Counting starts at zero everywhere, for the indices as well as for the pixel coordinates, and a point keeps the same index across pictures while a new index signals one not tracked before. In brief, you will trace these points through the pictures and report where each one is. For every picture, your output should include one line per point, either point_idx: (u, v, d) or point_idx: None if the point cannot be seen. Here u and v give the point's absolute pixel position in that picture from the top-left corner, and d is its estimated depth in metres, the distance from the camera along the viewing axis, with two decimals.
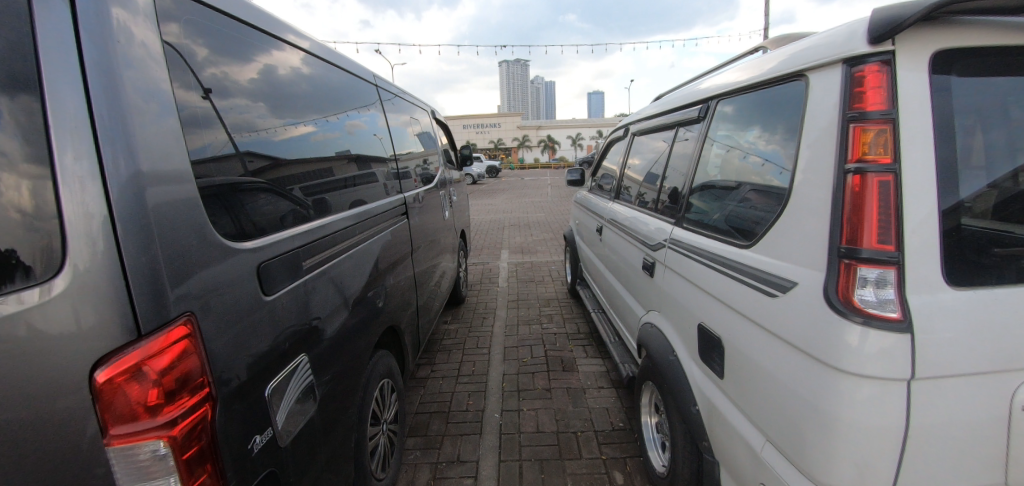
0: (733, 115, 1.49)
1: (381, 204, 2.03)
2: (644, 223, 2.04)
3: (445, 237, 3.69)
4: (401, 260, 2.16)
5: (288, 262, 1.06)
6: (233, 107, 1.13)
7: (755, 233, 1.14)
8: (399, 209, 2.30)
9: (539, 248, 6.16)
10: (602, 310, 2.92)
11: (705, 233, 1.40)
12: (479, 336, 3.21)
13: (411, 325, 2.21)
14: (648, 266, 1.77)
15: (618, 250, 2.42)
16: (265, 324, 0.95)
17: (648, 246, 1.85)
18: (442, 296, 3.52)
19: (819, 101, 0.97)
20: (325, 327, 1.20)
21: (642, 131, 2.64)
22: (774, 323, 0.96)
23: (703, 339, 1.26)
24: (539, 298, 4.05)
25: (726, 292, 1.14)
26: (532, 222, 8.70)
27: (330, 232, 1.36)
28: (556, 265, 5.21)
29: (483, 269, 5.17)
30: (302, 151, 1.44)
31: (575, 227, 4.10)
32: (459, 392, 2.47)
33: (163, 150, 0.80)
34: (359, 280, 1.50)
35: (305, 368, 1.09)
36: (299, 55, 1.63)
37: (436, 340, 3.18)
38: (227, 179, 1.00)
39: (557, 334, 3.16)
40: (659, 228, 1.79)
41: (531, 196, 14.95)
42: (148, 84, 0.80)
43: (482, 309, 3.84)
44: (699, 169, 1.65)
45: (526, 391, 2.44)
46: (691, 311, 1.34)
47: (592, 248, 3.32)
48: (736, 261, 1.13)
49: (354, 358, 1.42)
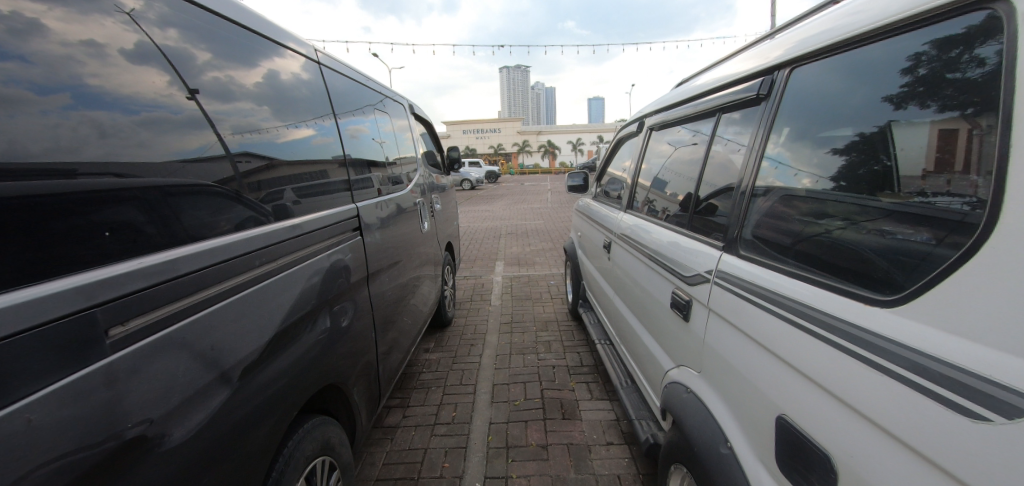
0: (816, 88, 1.00)
1: (329, 215, 1.56)
2: (664, 241, 1.58)
3: (428, 249, 3.33)
4: (356, 289, 1.70)
5: (65, 332, 0.63)
6: (234, 109, 1.22)
7: (883, 281, 0.74)
8: (355, 224, 1.83)
9: (537, 260, 5.69)
10: (611, 342, 2.47)
11: (778, 268, 0.99)
12: (464, 370, 2.73)
13: (369, 371, 1.76)
14: (677, 304, 1.33)
15: (631, 278, 1.95)
16: (65, 403, 0.62)
17: (673, 280, 1.41)
18: (422, 319, 3.09)
19: (927, 79, 0.75)
20: (206, 396, 0.86)
21: (647, 135, 2.32)
22: (957, 461, 0.55)
23: (783, 434, 0.86)
24: (536, 320, 3.57)
25: (843, 379, 0.73)
26: (530, 231, 8.19)
27: (210, 265, 0.93)
28: (555, 280, 4.71)
29: (473, 284, 4.72)
30: (303, 152, 1.55)
31: (580, 240, 3.47)
32: (434, 449, 1.99)
33: (63, 146, 0.76)
34: (264, 327, 1.06)
35: (162, 455, 0.76)
36: (299, 61, 1.68)
37: (413, 375, 2.71)
38: (159, 181, 0.91)
39: (557, 367, 2.69)
40: (691, 251, 1.34)
41: (530, 203, 14.45)
42: (47, 78, 0.77)
43: (470, 333, 3.35)
44: (754, 175, 1.18)
45: (517, 448, 1.97)
46: (763, 392, 0.92)
47: (597, 264, 2.86)
48: (861, 331, 0.72)
49: (281, 414, 1.10)
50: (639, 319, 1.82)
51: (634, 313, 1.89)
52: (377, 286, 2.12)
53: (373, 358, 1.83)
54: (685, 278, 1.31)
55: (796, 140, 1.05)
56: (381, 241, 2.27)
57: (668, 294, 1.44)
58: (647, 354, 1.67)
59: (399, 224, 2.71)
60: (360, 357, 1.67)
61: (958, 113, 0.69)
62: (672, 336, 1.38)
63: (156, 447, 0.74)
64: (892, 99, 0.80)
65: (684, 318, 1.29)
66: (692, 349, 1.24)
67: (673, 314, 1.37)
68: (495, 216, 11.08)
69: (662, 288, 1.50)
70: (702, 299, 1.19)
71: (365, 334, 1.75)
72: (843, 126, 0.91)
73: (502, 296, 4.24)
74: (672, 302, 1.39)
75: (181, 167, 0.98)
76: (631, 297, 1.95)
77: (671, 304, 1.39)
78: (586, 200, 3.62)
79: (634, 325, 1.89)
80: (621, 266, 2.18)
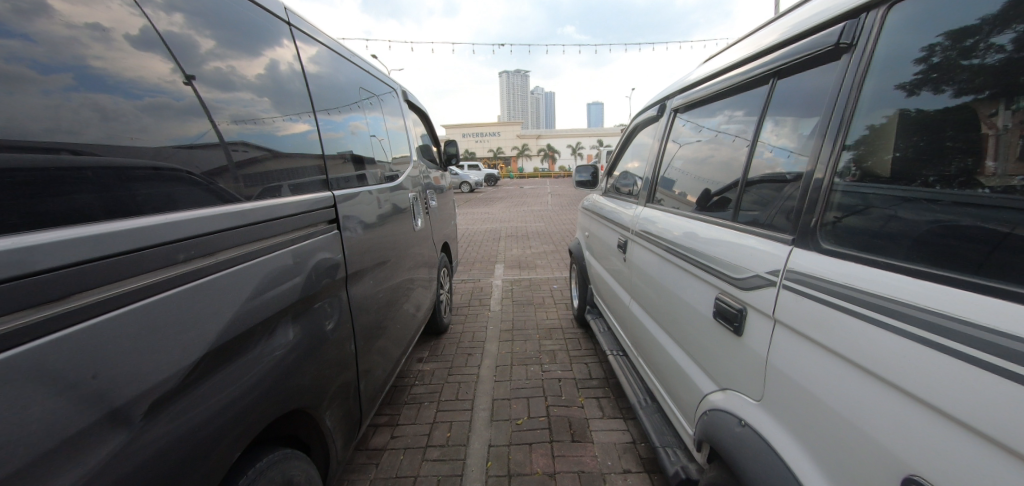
0: (890, 52, 1.05)
1: (292, 203, 1.52)
2: (709, 242, 1.58)
3: (423, 248, 3.18)
4: (316, 298, 1.57)
5: (15, 290, 0.71)
6: (234, 99, 1.47)
7: (962, 262, 0.86)
8: (326, 217, 1.76)
9: (539, 263, 5.44)
10: (629, 353, 2.30)
11: (890, 261, 0.98)
12: (459, 383, 2.48)
13: (333, 382, 1.61)
14: (735, 313, 1.35)
15: (662, 285, 1.91)
16: None
17: (724, 287, 1.42)
18: (415, 328, 2.97)
19: (943, 66, 0.95)
20: (145, 371, 0.90)
21: (663, 137, 2.52)
22: None
23: (883, 454, 0.86)
24: (538, 327, 3.31)
25: (988, 416, 0.70)
26: (532, 233, 7.92)
27: (107, 263, 0.85)
28: (559, 284, 4.46)
29: (471, 288, 4.49)
30: (303, 145, 1.85)
31: (586, 240, 3.45)
32: (425, 477, 1.74)
33: (64, 127, 0.95)
34: (184, 332, 1.00)
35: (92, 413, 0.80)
36: (301, 53, 1.99)
37: (402, 389, 2.47)
38: (127, 162, 1.06)
39: (563, 380, 2.44)
40: (747, 255, 1.35)
41: (532, 207, 14.15)
42: (49, 58, 0.95)
43: (468, 341, 3.11)
44: (834, 158, 1.19)
45: (519, 477, 1.71)
46: (878, 439, 0.87)
47: (612, 271, 2.73)
48: (999, 343, 0.70)
49: (238, 387, 1.14)
50: (671, 332, 1.81)
51: (664, 325, 1.87)
52: (351, 289, 1.86)
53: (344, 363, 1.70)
54: (742, 284, 1.33)
55: (858, 117, 1.13)
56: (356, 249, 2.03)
57: (718, 299, 1.44)
58: (688, 369, 1.65)
59: (393, 220, 2.63)
60: (329, 361, 1.60)
61: (976, 96, 0.90)
62: (727, 358, 1.39)
63: (71, 417, 0.77)
64: (905, 86, 1.01)
65: (740, 330, 1.32)
66: (762, 373, 1.23)
67: (727, 320, 1.38)
68: (497, 219, 10.82)
69: (709, 295, 1.51)
70: (762, 308, 1.22)
71: (330, 348, 1.60)
72: (887, 109, 1.05)
73: (502, 301, 4.02)
74: (723, 310, 1.41)
75: (177, 151, 1.19)
76: (660, 309, 1.92)
77: (725, 311, 1.40)
78: (597, 197, 3.48)
79: (664, 338, 1.87)
80: (645, 273, 2.14)
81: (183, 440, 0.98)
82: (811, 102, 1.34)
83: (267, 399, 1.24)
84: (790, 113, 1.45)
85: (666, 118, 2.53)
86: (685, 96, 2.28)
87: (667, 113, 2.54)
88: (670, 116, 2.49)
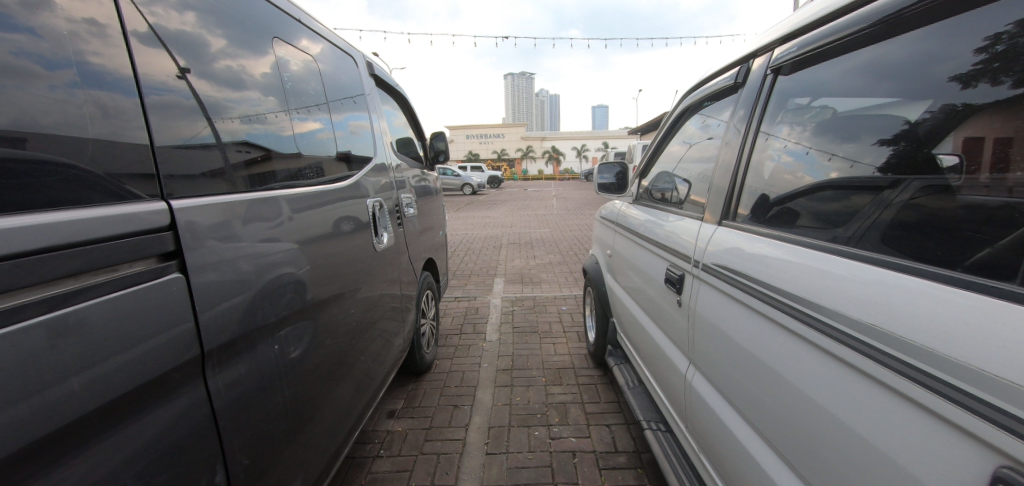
0: None
1: (72, 219, 0.90)
2: (887, 316, 0.92)
3: (405, 260, 2.78)
4: (242, 341, 1.35)
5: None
6: (242, 97, 1.60)
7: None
8: (156, 248, 1.08)
9: (544, 277, 4.84)
10: (679, 434, 1.77)
11: None
12: (441, 454, 1.97)
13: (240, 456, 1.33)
14: (948, 454, 0.78)
15: (756, 357, 1.33)
16: None
17: (916, 397, 0.84)
18: (391, 365, 2.47)
19: (1003, 57, 0.93)
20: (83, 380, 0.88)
21: (743, 133, 1.76)
22: None
23: None
24: (544, 367, 2.75)
25: None
26: (537, 242, 7.26)
27: None
28: (568, 306, 3.85)
29: (466, 306, 3.93)
30: (309, 142, 2.04)
31: (608, 259, 2.80)
32: None
33: (72, 121, 0.98)
34: (121, 341, 0.96)
35: (39, 420, 0.81)
36: (309, 55, 2.19)
37: (367, 461, 1.98)
38: (68, 159, 0.97)
39: (579, 455, 1.93)
40: (975, 344, 0.76)
41: (537, 210, 13.40)
42: (54, 52, 0.97)
43: (456, 385, 2.58)
44: None
45: None
46: None
47: (650, 310, 2.14)
48: None
49: (171, 410, 1.10)
50: (803, 469, 1.14)
51: (761, 425, 1.31)
52: (251, 356, 1.39)
53: (253, 435, 1.39)
54: (972, 405, 0.75)
55: None
56: (311, 265, 1.75)
57: (913, 425, 0.85)
58: None
59: (357, 232, 2.20)
60: (231, 428, 1.30)
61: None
62: None
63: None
64: (961, 79, 1.01)
65: None
66: None
67: (925, 462, 0.81)
68: (498, 224, 10.17)
69: (879, 404, 0.92)
70: None
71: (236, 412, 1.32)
72: None
73: (502, 324, 3.47)
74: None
75: (173, 150, 1.24)
76: (757, 402, 1.33)
77: (919, 444, 0.83)
78: (626, 206, 2.77)
79: (758, 444, 1.32)
80: (714, 327, 1.56)
81: (115, 462, 0.95)
82: (871, 92, 1.24)
83: (185, 442, 1.13)
84: (845, 100, 1.33)
85: (756, 84, 1.73)
86: (795, 51, 1.49)
87: (755, 77, 1.74)
88: (768, 79, 1.67)
